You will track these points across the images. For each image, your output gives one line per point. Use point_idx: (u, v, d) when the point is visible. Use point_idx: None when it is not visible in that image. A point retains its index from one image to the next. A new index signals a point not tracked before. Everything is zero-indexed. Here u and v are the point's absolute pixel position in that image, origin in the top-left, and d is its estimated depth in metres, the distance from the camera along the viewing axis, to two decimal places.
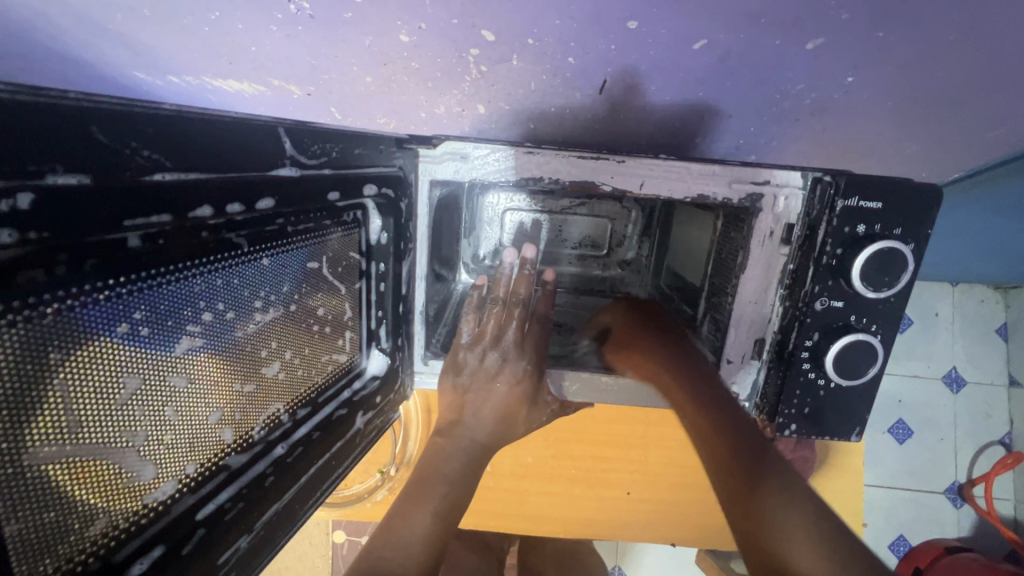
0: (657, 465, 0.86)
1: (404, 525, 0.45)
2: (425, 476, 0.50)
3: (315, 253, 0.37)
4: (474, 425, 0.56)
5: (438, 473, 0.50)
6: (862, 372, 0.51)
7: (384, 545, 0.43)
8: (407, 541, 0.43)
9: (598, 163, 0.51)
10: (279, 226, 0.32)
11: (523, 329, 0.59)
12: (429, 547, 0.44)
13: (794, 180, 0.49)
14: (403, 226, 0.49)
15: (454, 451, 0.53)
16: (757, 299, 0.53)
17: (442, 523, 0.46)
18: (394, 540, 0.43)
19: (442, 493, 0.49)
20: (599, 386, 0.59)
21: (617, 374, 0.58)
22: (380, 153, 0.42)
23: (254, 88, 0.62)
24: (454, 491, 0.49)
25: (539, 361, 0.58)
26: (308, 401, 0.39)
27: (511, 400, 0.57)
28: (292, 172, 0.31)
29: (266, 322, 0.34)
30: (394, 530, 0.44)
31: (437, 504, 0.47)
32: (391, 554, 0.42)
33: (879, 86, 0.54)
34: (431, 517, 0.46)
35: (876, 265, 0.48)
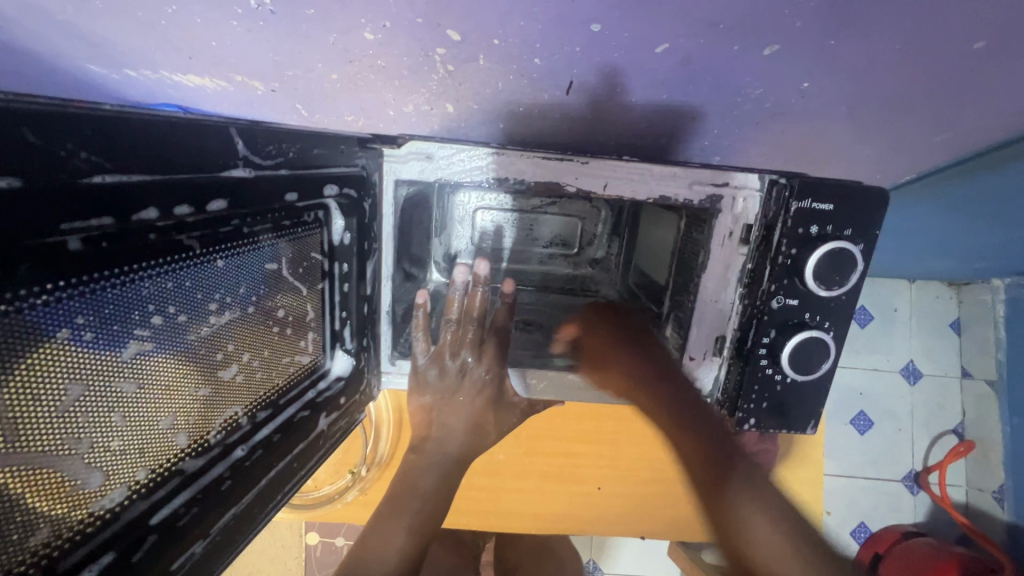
0: (628, 460, 0.88)
1: (382, 541, 0.51)
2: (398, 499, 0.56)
3: (274, 254, 0.37)
4: (445, 445, 0.61)
5: (411, 493, 0.56)
6: (815, 368, 0.53)
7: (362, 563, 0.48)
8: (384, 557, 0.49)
9: (563, 164, 0.51)
10: (236, 226, 0.32)
11: (480, 346, 0.60)
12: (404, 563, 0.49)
13: (753, 182, 0.51)
14: (368, 226, 0.48)
15: (428, 473, 0.59)
16: (718, 298, 0.55)
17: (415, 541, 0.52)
18: (371, 558, 0.49)
19: (413, 514, 0.54)
20: (567, 382, 0.59)
21: (584, 372, 0.59)
22: (342, 152, 0.42)
23: (217, 83, 0.61)
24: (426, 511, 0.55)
25: (498, 374, 0.60)
26: (268, 404, 0.39)
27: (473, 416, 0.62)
28: (246, 172, 0.30)
29: (221, 324, 0.34)
30: (371, 548, 0.50)
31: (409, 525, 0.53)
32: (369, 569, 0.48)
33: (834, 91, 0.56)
34: (404, 534, 0.52)
35: (828, 265, 0.50)
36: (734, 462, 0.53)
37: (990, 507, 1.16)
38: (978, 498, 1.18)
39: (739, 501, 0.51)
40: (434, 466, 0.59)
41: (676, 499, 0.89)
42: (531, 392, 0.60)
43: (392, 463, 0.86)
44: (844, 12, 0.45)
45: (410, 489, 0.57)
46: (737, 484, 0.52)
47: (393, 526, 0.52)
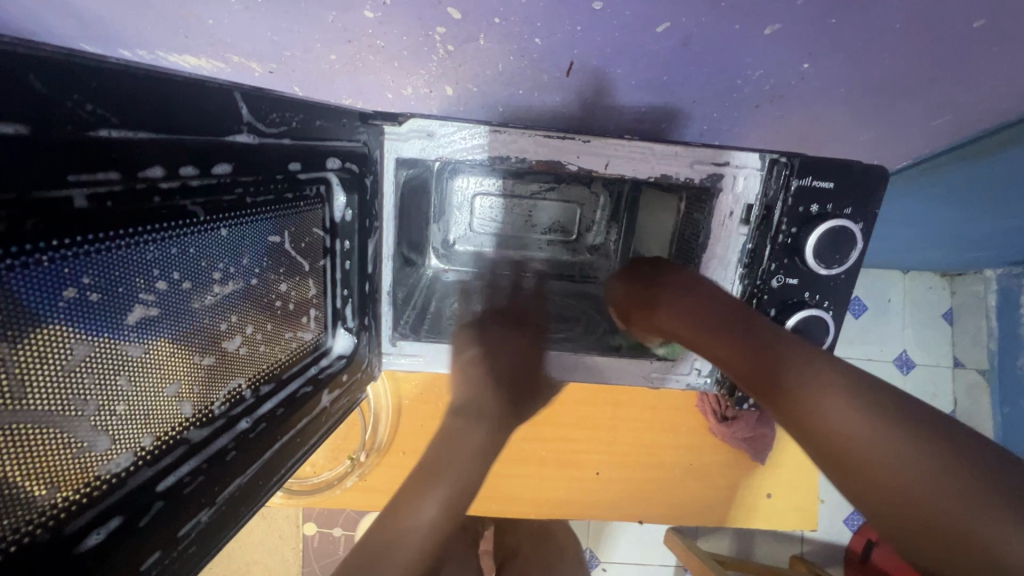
0: (626, 445, 0.89)
1: (406, 515, 0.44)
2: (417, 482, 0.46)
3: (277, 226, 0.37)
4: (477, 415, 0.55)
5: (444, 458, 0.49)
6: (815, 347, 0.54)
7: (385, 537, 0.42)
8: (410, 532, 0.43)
9: (564, 143, 0.51)
10: (239, 195, 0.31)
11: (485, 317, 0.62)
12: (438, 533, 0.43)
13: (753, 162, 0.51)
14: (369, 204, 0.48)
15: (461, 437, 0.51)
16: (719, 278, 0.55)
17: (448, 509, 0.46)
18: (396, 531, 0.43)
19: (446, 481, 0.47)
20: (568, 362, 0.60)
21: (610, 355, 0.60)
22: (343, 127, 0.41)
23: (214, 65, 0.60)
24: (463, 480, 0.48)
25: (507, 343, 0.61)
26: (271, 378, 0.38)
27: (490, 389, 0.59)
28: (251, 139, 0.30)
29: (224, 295, 0.33)
30: (394, 518, 0.44)
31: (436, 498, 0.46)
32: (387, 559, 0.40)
33: (833, 72, 0.56)
34: (433, 505, 0.45)
35: (828, 244, 0.50)
36: (823, 412, 0.40)
37: None
38: None
39: (834, 406, 0.40)
40: (476, 425, 0.54)
41: (675, 484, 0.89)
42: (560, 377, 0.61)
43: (391, 449, 0.86)
44: None
45: (441, 455, 0.49)
46: (820, 394, 0.41)
47: (425, 497, 0.45)
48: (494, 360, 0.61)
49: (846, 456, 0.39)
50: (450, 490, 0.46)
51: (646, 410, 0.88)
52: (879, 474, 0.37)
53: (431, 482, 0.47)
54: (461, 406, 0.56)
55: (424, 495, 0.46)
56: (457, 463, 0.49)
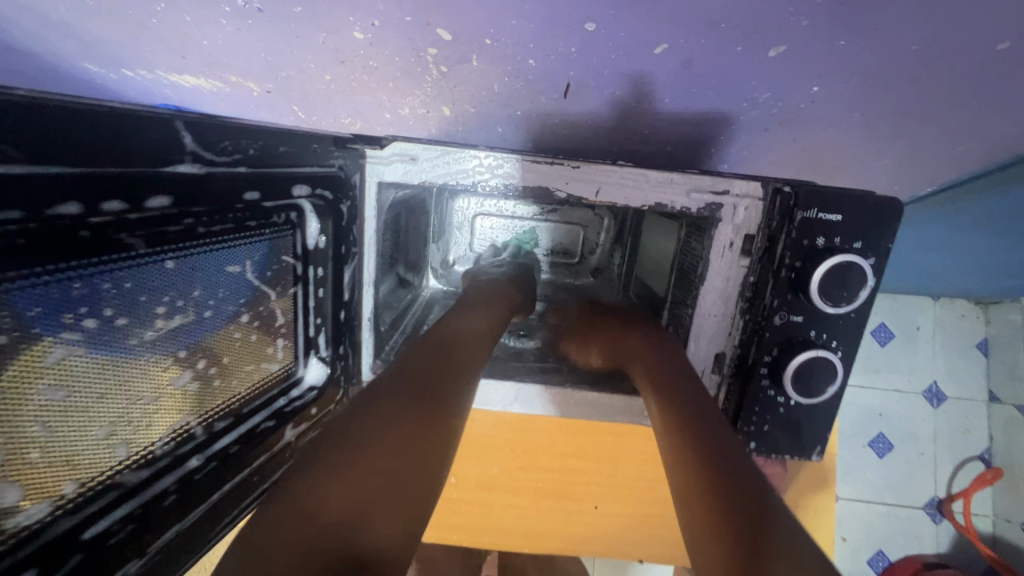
0: (626, 478, 0.83)
1: (369, 454, 0.31)
2: (394, 390, 0.37)
3: (238, 256, 0.36)
4: (466, 365, 0.44)
5: (423, 376, 0.40)
6: (821, 391, 0.49)
7: (335, 477, 0.29)
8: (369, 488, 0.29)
9: (553, 168, 0.49)
10: (190, 225, 0.30)
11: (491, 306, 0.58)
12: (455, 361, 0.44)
13: (755, 191, 0.48)
14: (346, 229, 0.46)
15: (449, 364, 0.43)
16: (717, 312, 0.52)
17: (437, 457, 0.35)
18: (329, 511, 0.27)
19: (433, 395, 0.38)
20: (573, 401, 0.57)
21: (614, 393, 0.57)
22: (315, 153, 0.39)
23: (213, 84, 0.60)
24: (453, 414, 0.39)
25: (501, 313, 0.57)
26: (226, 413, 0.37)
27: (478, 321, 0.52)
28: (196, 168, 0.28)
29: (169, 330, 0.32)
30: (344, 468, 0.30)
31: (411, 434, 0.34)
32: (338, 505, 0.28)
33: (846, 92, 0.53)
34: (413, 432, 0.34)
35: (835, 280, 0.46)
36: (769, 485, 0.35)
37: (1019, 540, 1.08)
38: (1006, 529, 1.11)
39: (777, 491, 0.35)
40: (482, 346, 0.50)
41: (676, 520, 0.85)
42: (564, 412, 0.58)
43: None
44: (855, 13, 0.42)
45: (428, 368, 0.41)
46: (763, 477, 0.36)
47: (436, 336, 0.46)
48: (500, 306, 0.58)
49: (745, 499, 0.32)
50: (441, 408, 0.38)
51: (649, 442, 0.82)
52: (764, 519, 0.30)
53: (413, 403, 0.37)
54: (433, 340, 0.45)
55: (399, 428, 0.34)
56: (447, 389, 0.40)
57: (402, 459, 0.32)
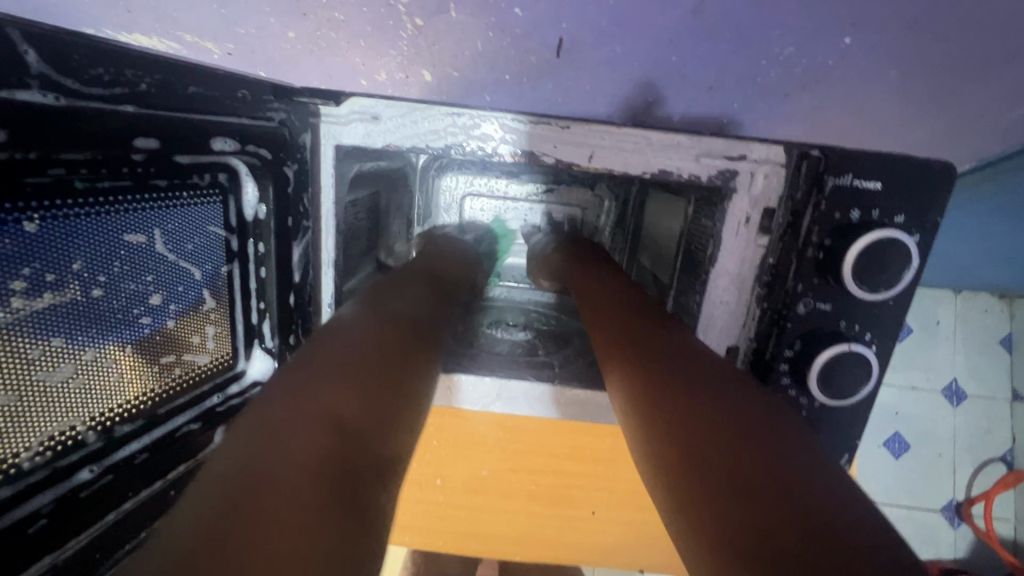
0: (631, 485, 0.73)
1: (324, 428, 0.24)
2: (350, 357, 0.29)
3: (137, 223, 0.29)
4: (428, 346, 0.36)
5: (382, 347, 0.31)
6: (854, 392, 0.42)
7: (275, 447, 0.22)
8: (321, 461, 0.22)
9: (539, 129, 0.42)
10: (59, 176, 0.24)
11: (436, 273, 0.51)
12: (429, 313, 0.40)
13: (776, 156, 0.41)
14: (293, 198, 0.39)
15: (417, 346, 0.34)
16: (730, 298, 0.45)
17: (398, 437, 0.27)
18: (271, 494, 0.20)
19: (396, 376, 0.30)
20: (563, 398, 0.51)
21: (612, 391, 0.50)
22: (244, 102, 0.32)
23: (168, 46, 0.51)
24: (415, 403, 0.30)
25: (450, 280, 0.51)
26: (132, 416, 0.30)
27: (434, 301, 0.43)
28: (50, 99, 0.21)
29: (41, 313, 0.25)
30: (287, 436, 0.23)
31: (368, 419, 0.26)
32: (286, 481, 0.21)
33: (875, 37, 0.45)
34: (374, 410, 0.27)
35: (874, 261, 0.38)
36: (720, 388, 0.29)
37: None
38: None
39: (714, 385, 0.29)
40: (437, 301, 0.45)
41: None
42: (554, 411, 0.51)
43: None
44: None
45: (392, 343, 0.32)
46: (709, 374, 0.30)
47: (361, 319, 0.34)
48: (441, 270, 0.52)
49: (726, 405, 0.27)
50: (403, 390, 0.30)
51: None
52: (748, 423, 0.25)
53: (368, 374, 0.28)
54: (389, 315, 0.35)
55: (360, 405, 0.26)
56: (416, 372, 0.32)
57: (360, 441, 0.24)
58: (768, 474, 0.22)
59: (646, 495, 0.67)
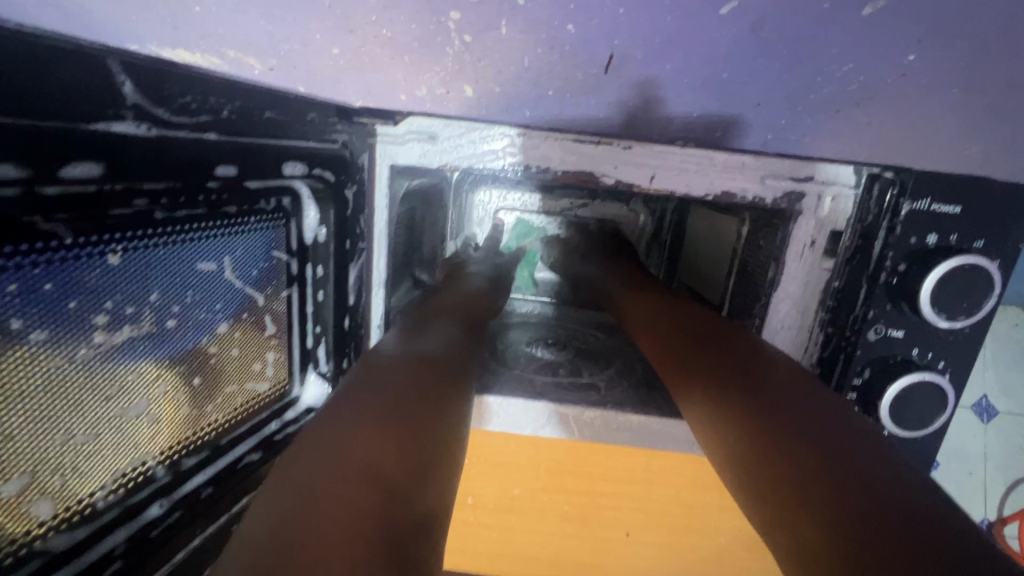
0: (683, 511, 0.57)
1: (365, 481, 0.23)
2: (386, 400, 0.28)
3: (210, 251, 0.28)
4: (460, 382, 0.35)
5: (418, 388, 0.30)
6: (927, 423, 0.40)
7: (316, 504, 0.21)
8: (364, 518, 0.21)
9: (599, 149, 0.42)
10: (142, 207, 0.23)
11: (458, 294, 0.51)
12: (462, 349, 0.39)
13: (846, 177, 0.40)
14: (351, 221, 0.39)
15: (450, 385, 0.33)
16: (792, 323, 0.44)
17: (439, 486, 0.26)
18: (318, 556, 0.19)
19: (434, 418, 0.29)
20: (615, 424, 0.50)
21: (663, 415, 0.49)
22: (312, 124, 0.32)
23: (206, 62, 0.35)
24: (453, 443, 0.29)
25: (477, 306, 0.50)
26: (200, 447, 0.29)
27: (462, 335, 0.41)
28: (142, 129, 0.21)
29: (116, 346, 0.24)
30: (331, 489, 0.22)
31: (408, 469, 0.25)
32: (330, 543, 0.20)
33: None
34: (412, 460, 0.25)
35: (952, 289, 0.36)
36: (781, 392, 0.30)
37: None
38: None
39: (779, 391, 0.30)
40: (474, 333, 0.44)
41: None
42: (602, 435, 0.50)
43: None
44: None
45: (427, 384, 0.31)
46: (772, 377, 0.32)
47: (395, 356, 0.32)
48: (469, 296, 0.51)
49: (794, 418, 0.28)
50: (440, 433, 0.28)
51: None
52: (822, 435, 0.27)
53: (405, 419, 0.27)
54: (421, 352, 0.34)
55: (398, 453, 0.25)
56: (451, 412, 0.31)
57: (399, 493, 0.23)
58: (855, 492, 0.24)
59: (695, 507, 0.56)
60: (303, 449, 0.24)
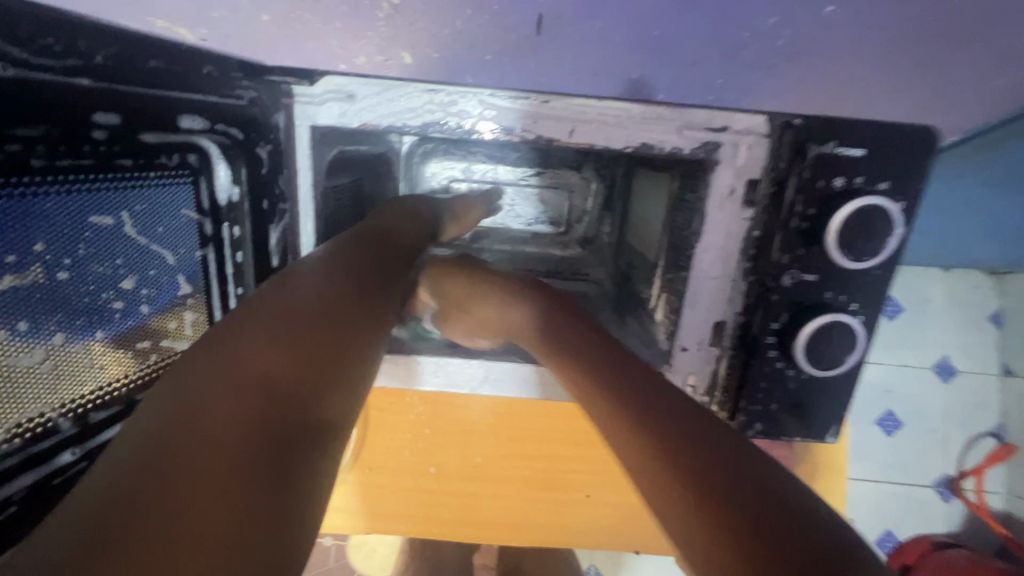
0: (632, 469, 0.61)
1: (250, 395, 0.23)
2: (298, 310, 0.28)
3: (106, 204, 0.28)
4: (387, 300, 0.35)
5: (329, 307, 0.30)
6: (840, 363, 0.42)
7: (202, 410, 0.21)
8: (244, 452, 0.21)
9: (519, 104, 0.42)
10: (14, 153, 0.22)
11: (399, 211, 0.50)
12: (395, 265, 0.40)
13: (758, 127, 0.40)
14: (266, 180, 0.39)
15: (373, 313, 0.33)
16: (716, 273, 0.45)
17: (339, 401, 0.26)
18: (200, 459, 0.20)
19: (344, 339, 0.29)
20: (552, 379, 0.51)
21: None
22: (210, 78, 0.32)
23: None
24: (363, 356, 0.30)
25: (417, 220, 0.50)
26: (113, 401, 0.30)
27: (385, 252, 0.40)
28: (2, 69, 0.21)
29: (2, 295, 0.24)
30: (215, 403, 0.22)
31: (307, 378, 0.25)
32: (203, 477, 0.19)
33: None
34: (316, 368, 0.26)
35: (855, 230, 0.38)
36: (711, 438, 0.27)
37: None
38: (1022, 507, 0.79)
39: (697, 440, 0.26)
40: (412, 245, 0.45)
41: None
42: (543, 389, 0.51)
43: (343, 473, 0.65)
44: None
45: (348, 297, 0.32)
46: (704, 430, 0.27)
47: (324, 270, 0.33)
48: (408, 209, 0.52)
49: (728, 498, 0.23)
50: (349, 358, 0.29)
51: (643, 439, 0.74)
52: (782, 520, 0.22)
53: (308, 333, 0.27)
54: (356, 271, 0.35)
55: (297, 365, 0.25)
56: (370, 329, 0.32)
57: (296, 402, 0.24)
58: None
59: None
60: (199, 359, 0.24)
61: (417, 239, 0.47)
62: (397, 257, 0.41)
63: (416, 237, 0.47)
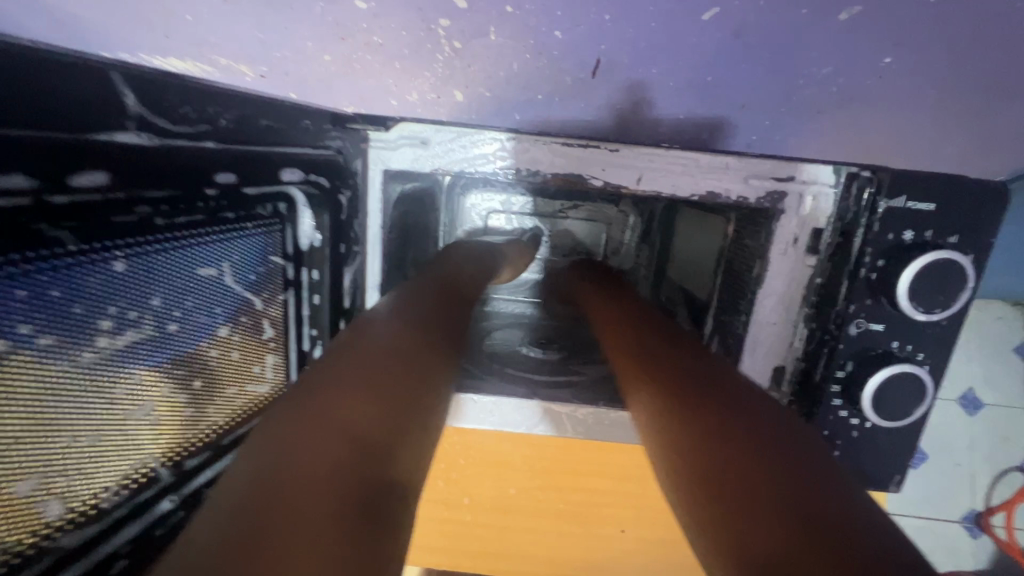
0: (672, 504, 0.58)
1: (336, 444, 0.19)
2: (373, 359, 0.25)
3: (212, 256, 0.29)
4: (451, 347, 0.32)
5: (402, 355, 0.27)
6: (905, 413, 0.41)
7: (285, 461, 0.18)
8: (332, 507, 0.17)
9: (587, 152, 0.43)
10: (143, 214, 0.23)
11: (443, 257, 0.49)
12: (452, 314, 0.37)
13: (826, 177, 0.41)
14: (345, 225, 0.40)
15: (443, 357, 0.30)
16: (777, 318, 0.45)
17: (423, 450, 0.23)
18: (285, 519, 0.16)
19: (421, 390, 0.26)
20: (607, 421, 0.50)
21: None
22: (307, 131, 0.33)
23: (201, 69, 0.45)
24: (438, 412, 0.26)
25: (462, 264, 0.49)
26: (203, 446, 0.30)
27: (443, 300, 0.38)
28: (144, 138, 0.21)
29: (117, 350, 0.24)
30: (301, 456, 0.18)
31: (390, 430, 0.22)
32: (292, 527, 0.16)
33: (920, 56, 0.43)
34: (398, 419, 0.23)
35: (928, 283, 0.38)
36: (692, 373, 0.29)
37: None
38: None
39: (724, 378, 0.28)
40: (464, 295, 0.43)
41: None
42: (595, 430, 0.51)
43: None
44: None
45: (416, 345, 0.29)
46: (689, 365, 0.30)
47: (388, 317, 0.30)
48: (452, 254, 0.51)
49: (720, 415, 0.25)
50: (430, 405, 0.26)
51: None
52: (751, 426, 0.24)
53: (385, 382, 0.24)
54: (420, 320, 0.32)
55: (378, 416, 0.22)
56: (441, 379, 0.29)
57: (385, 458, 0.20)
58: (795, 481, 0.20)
59: None
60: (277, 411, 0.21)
61: (466, 283, 0.45)
62: (454, 307, 0.38)
63: (465, 278, 0.46)
